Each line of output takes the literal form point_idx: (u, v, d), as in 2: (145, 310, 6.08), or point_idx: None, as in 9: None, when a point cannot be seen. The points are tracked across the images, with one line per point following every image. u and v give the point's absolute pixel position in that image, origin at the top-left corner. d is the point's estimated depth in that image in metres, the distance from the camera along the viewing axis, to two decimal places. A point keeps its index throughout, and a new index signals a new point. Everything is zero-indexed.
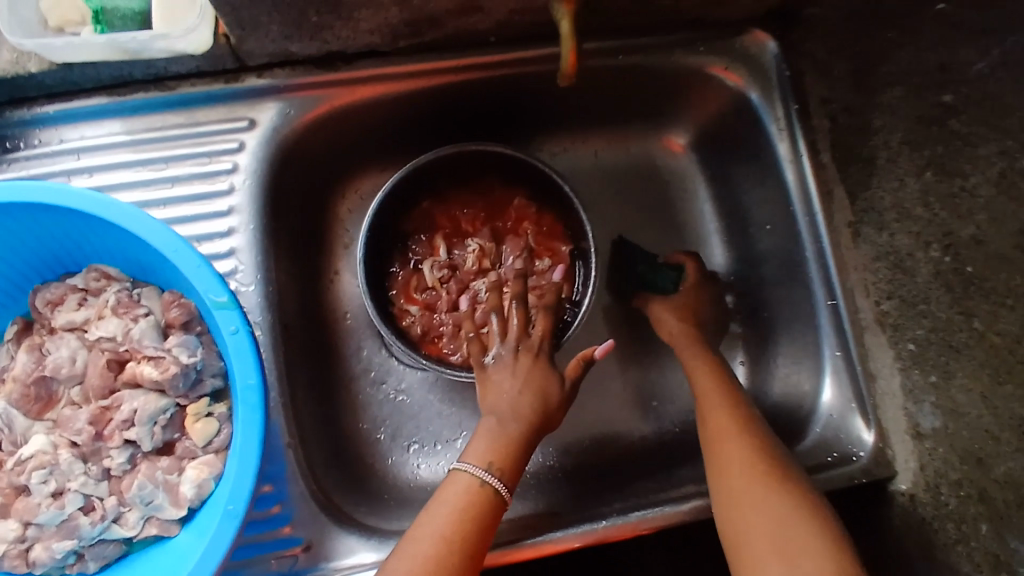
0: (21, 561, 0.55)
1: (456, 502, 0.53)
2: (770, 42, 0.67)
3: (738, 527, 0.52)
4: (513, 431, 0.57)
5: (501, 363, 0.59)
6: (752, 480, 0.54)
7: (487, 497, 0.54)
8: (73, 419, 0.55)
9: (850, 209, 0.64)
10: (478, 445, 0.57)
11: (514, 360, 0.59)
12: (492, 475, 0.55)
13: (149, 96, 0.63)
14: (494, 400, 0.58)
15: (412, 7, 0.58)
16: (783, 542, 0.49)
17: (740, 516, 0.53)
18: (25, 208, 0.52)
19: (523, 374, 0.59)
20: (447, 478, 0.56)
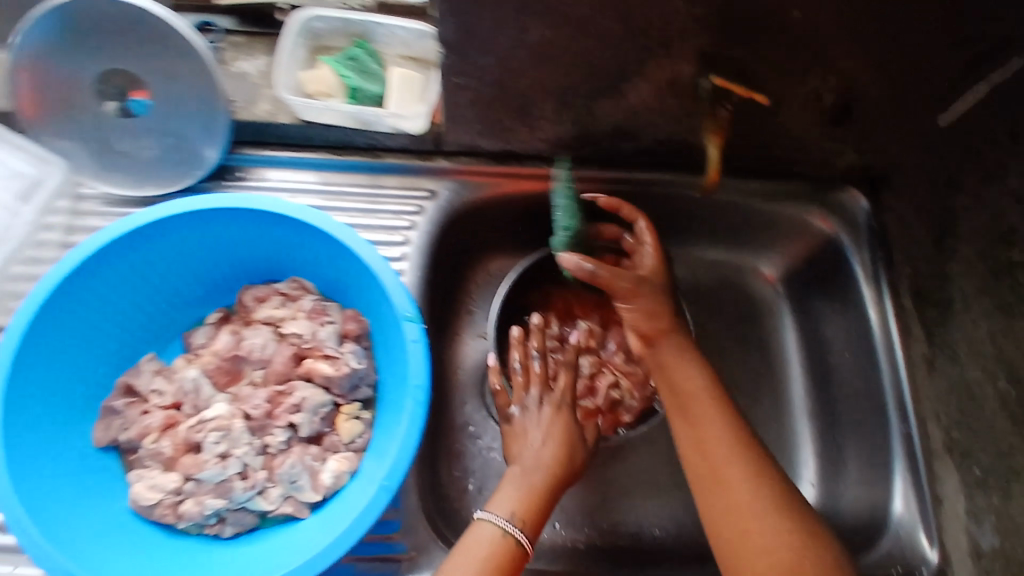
0: (171, 512, 0.63)
1: (481, 551, 0.60)
2: (861, 199, 0.81)
3: (740, 494, 0.59)
4: (538, 477, 0.67)
5: (527, 415, 0.72)
6: (742, 455, 0.61)
7: (507, 552, 0.61)
8: (252, 397, 0.65)
9: (926, 345, 0.75)
10: (510, 493, 0.65)
11: (542, 413, 0.72)
12: (514, 524, 0.62)
13: (359, 159, 0.79)
14: (522, 446, 0.70)
15: (583, 125, 0.74)
16: (786, 517, 0.57)
17: (745, 486, 0.59)
18: (267, 218, 0.66)
19: (547, 423, 0.71)
20: (471, 527, 0.63)
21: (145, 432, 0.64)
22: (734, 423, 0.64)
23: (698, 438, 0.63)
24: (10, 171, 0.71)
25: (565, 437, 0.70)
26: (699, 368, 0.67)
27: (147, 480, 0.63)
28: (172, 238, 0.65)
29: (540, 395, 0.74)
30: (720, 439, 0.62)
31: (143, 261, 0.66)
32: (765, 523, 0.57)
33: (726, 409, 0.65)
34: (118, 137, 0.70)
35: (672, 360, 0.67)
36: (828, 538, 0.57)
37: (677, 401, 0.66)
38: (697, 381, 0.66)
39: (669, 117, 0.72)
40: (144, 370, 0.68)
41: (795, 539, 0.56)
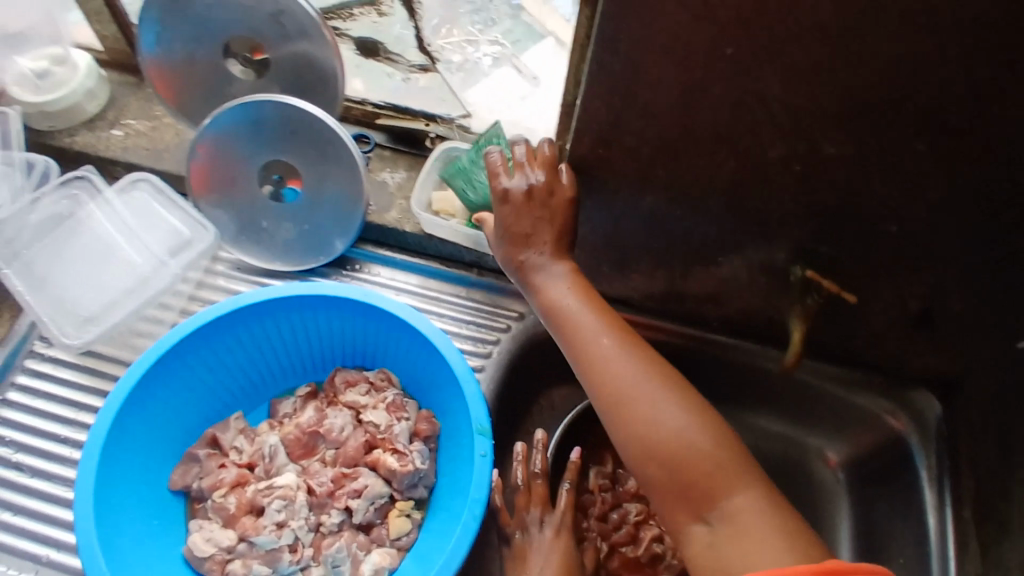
0: (217, 568, 0.66)
1: None
2: (936, 403, 0.82)
3: (630, 387, 0.60)
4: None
5: (528, 537, 0.75)
6: (631, 349, 0.63)
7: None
8: (319, 473, 0.69)
9: (980, 560, 0.71)
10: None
11: (546, 539, 0.74)
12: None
13: (463, 274, 0.86)
14: (524, 573, 0.72)
15: (673, 283, 0.79)
16: (678, 396, 0.60)
17: (634, 380, 0.61)
18: (373, 312, 0.72)
19: (547, 550, 0.73)
20: None
21: (217, 484, 0.69)
22: (614, 325, 0.65)
23: (591, 350, 0.63)
24: (170, 229, 0.81)
25: (564, 566, 0.72)
26: (569, 278, 0.67)
27: (206, 532, 0.67)
28: (288, 313, 0.73)
29: (542, 517, 0.76)
30: (591, 332, 0.64)
31: (257, 329, 0.73)
32: (662, 410, 0.59)
33: (601, 316, 0.65)
34: (265, 215, 0.81)
35: (542, 279, 0.67)
36: (712, 418, 0.59)
37: (550, 318, 0.67)
38: (565, 291, 0.66)
39: (756, 292, 0.77)
40: (231, 426, 0.73)
41: (683, 417, 0.58)
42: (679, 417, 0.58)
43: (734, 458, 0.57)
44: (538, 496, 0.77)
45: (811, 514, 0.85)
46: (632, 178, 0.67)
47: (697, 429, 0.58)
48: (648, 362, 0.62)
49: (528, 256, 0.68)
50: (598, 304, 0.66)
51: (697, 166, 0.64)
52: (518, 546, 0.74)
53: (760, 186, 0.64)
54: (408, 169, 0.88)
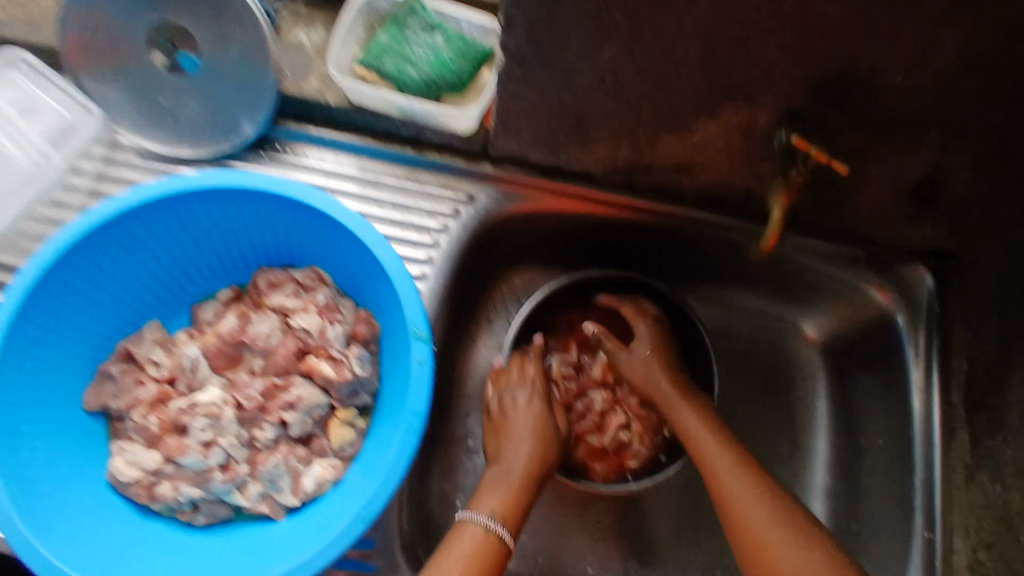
0: (145, 492, 0.62)
1: (467, 551, 0.61)
2: (928, 277, 0.75)
3: (764, 529, 0.59)
4: (514, 482, 0.67)
5: (515, 406, 0.72)
6: (764, 489, 0.62)
7: (493, 549, 0.62)
8: (248, 386, 0.63)
9: (969, 451, 0.70)
10: (491, 496, 0.66)
11: (525, 409, 0.72)
12: (496, 521, 0.63)
13: (402, 151, 0.74)
14: (507, 443, 0.70)
15: (641, 154, 0.69)
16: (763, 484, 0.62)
17: (768, 522, 0.59)
18: (292, 204, 0.62)
19: (531, 419, 0.72)
20: (456, 528, 0.63)
21: (134, 403, 0.63)
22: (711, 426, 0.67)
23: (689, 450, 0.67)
24: (53, 116, 0.72)
25: (543, 437, 0.71)
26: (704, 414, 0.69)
27: (128, 455, 0.62)
28: (194, 210, 0.63)
29: (515, 386, 0.74)
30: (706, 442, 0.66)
31: (161, 230, 0.63)
32: (786, 546, 0.58)
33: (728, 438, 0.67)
34: (163, 91, 0.68)
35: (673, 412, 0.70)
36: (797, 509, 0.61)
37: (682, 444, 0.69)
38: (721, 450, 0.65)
39: (735, 160, 0.67)
40: (146, 339, 0.66)
41: (771, 505, 0.60)
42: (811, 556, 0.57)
43: (814, 547, 0.57)
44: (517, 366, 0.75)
45: (787, 394, 0.83)
46: (587, 31, 0.55)
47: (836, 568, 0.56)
48: (776, 499, 0.61)
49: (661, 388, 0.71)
50: (727, 436, 0.67)
51: (669, 16, 0.52)
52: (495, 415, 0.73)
53: (742, 34, 0.52)
54: (326, 27, 0.74)
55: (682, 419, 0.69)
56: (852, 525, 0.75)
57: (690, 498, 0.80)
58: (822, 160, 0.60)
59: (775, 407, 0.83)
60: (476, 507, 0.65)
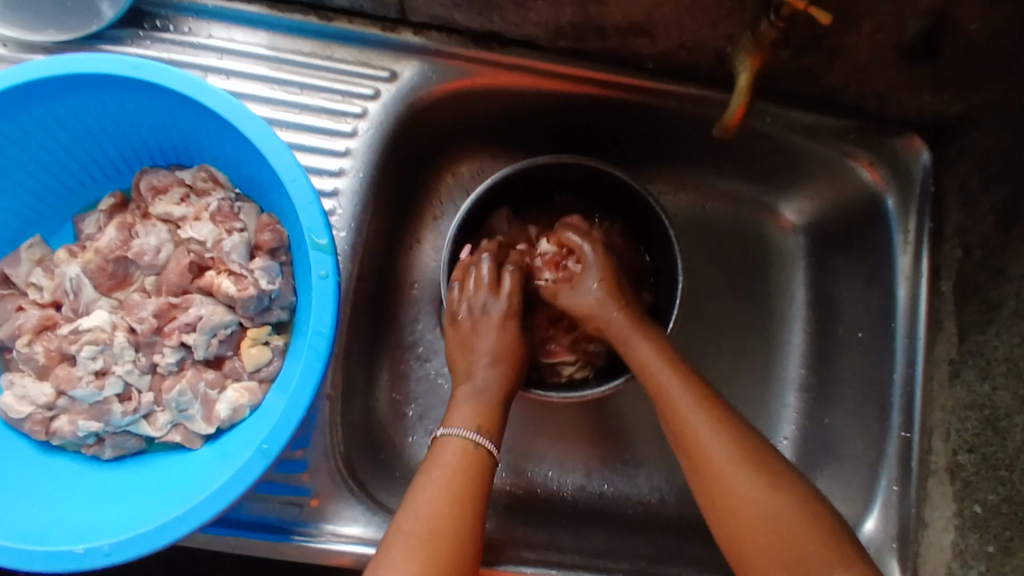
0: (42, 428, 0.55)
1: (454, 465, 0.54)
2: (923, 151, 0.65)
3: (723, 472, 0.50)
4: (491, 396, 0.59)
5: (479, 319, 0.62)
6: (727, 427, 0.52)
7: (478, 462, 0.55)
8: (140, 307, 0.55)
9: (956, 345, 0.61)
10: (465, 409, 0.58)
11: (492, 321, 0.62)
12: (482, 436, 0.56)
13: (305, 20, 0.62)
14: (470, 360, 0.61)
15: (587, 12, 0.57)
16: (723, 421, 0.52)
17: (727, 463, 0.50)
18: (160, 92, 0.52)
19: (499, 331, 0.62)
20: (435, 444, 0.57)
21: (17, 332, 0.55)
22: (663, 353, 0.56)
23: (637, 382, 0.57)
24: None
25: (515, 349, 0.62)
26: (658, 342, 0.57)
27: (17, 389, 0.54)
28: (47, 104, 0.52)
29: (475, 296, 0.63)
30: (660, 375, 0.55)
31: (13, 131, 0.53)
32: (744, 489, 0.49)
33: (685, 367, 0.55)
34: None
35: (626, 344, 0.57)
36: (762, 451, 0.51)
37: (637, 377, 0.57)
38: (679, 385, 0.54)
39: (699, 13, 0.56)
40: (23, 259, 0.57)
41: (730, 449, 0.50)
42: (770, 502, 0.48)
43: (784, 500, 0.48)
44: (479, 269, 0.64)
45: (763, 284, 0.76)
46: None
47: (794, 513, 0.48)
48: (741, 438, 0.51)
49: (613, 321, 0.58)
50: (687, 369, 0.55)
51: None
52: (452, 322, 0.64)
53: None
54: None
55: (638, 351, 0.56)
56: (825, 421, 0.71)
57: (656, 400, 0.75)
58: (798, 7, 0.46)
59: (749, 300, 0.76)
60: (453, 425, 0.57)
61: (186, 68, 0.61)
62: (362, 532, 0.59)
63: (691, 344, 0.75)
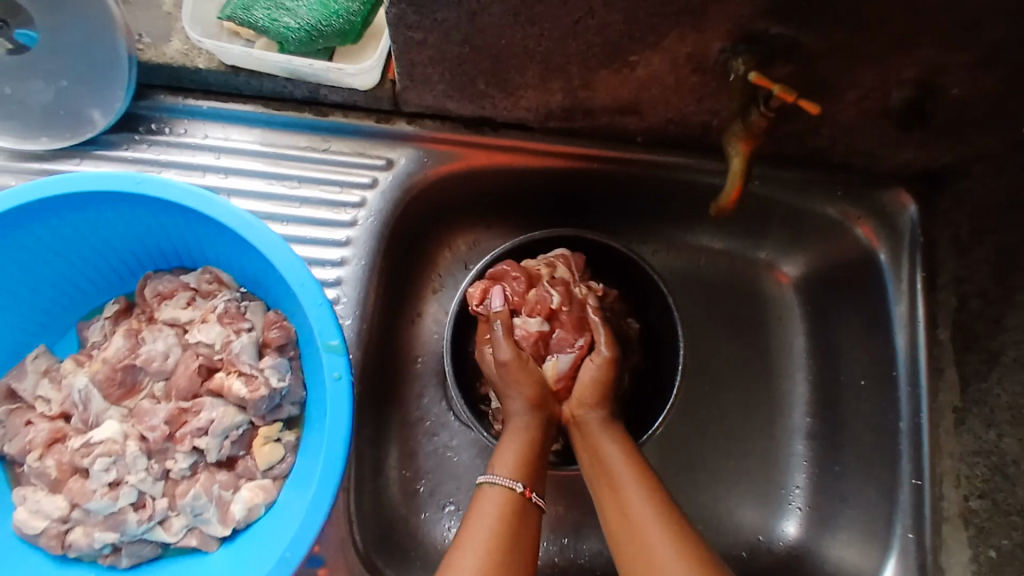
0: (57, 542, 0.54)
1: (491, 517, 0.56)
2: (911, 205, 0.67)
3: None
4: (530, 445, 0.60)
5: (503, 360, 0.62)
6: (683, 546, 0.53)
7: (514, 508, 0.57)
8: (150, 414, 0.55)
9: (958, 392, 0.63)
10: (510, 455, 0.59)
11: (513, 369, 0.62)
12: (509, 479, 0.58)
13: (299, 115, 0.64)
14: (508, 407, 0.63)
15: (577, 97, 0.59)
16: (682, 539, 0.53)
17: None
18: (164, 204, 0.52)
19: (519, 373, 0.62)
20: (477, 492, 0.58)
21: (28, 447, 0.54)
22: (634, 462, 0.59)
23: (596, 487, 0.59)
24: None
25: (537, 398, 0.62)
26: (624, 449, 0.60)
27: (30, 504, 0.54)
28: (49, 223, 0.53)
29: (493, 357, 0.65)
30: (625, 477, 0.58)
31: (14, 248, 0.53)
32: None
33: (647, 477, 0.58)
34: (4, 77, 0.58)
35: (593, 441, 0.61)
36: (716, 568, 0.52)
37: (598, 481, 0.59)
38: (643, 500, 0.56)
39: (685, 93, 0.57)
40: (29, 372, 0.56)
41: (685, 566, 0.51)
42: None
43: None
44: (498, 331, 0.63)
45: (760, 334, 0.78)
46: None
47: None
48: (697, 560, 0.52)
49: (587, 417, 0.63)
50: (649, 480, 0.57)
51: None
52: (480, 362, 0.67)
53: None
54: None
55: (601, 447, 0.60)
56: (833, 469, 0.72)
57: (665, 459, 0.75)
58: (788, 98, 0.47)
59: (749, 351, 0.78)
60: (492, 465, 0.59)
61: (184, 169, 0.62)
62: None
63: (698, 399, 0.76)
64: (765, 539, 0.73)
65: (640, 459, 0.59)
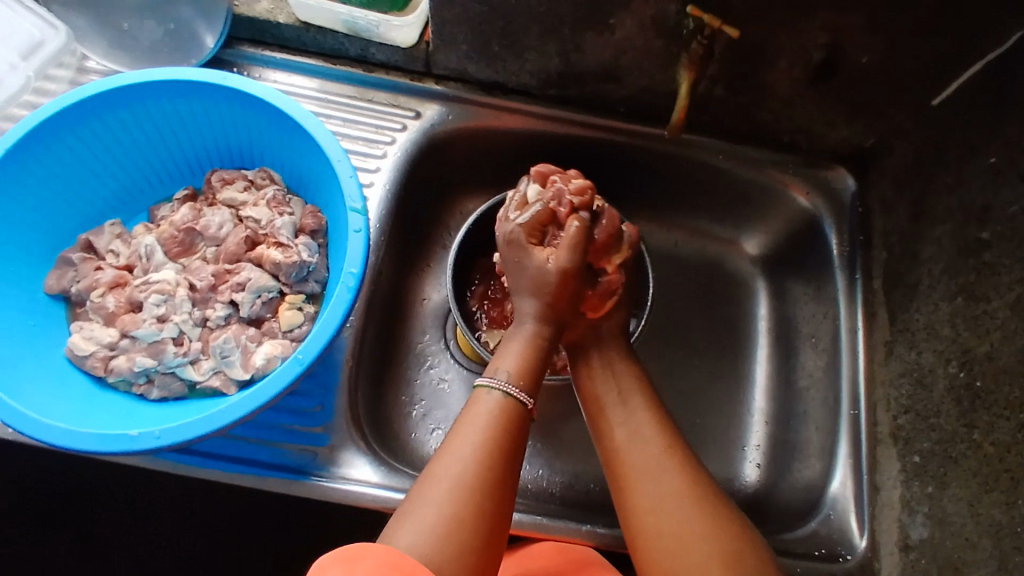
0: (101, 365, 0.63)
1: (482, 422, 0.60)
2: (849, 178, 0.80)
3: (675, 495, 0.59)
4: (535, 352, 0.64)
5: (558, 263, 0.63)
6: (680, 460, 0.61)
7: (509, 416, 0.61)
8: (200, 270, 0.66)
9: (888, 329, 0.72)
10: (511, 356, 0.64)
11: (561, 280, 0.63)
12: (503, 380, 0.62)
13: (351, 71, 0.80)
14: (522, 307, 0.65)
15: (569, 62, 0.74)
16: (681, 455, 0.62)
17: (680, 489, 0.59)
18: (239, 98, 0.67)
19: (563, 282, 0.63)
20: (474, 397, 0.62)
21: (94, 285, 0.66)
22: (648, 398, 0.66)
23: (605, 405, 0.66)
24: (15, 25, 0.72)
25: (558, 315, 0.65)
26: (634, 376, 0.68)
27: (86, 331, 0.64)
28: (147, 107, 0.67)
29: (542, 254, 0.64)
30: (636, 399, 0.66)
31: (114, 124, 0.67)
32: (690, 512, 0.58)
33: (653, 403, 0.66)
34: (123, 15, 0.75)
35: (603, 365, 0.68)
36: (708, 481, 0.61)
37: (608, 399, 0.66)
38: (648, 420, 0.64)
39: (654, 59, 0.71)
40: (106, 232, 0.69)
41: (684, 496, 0.59)
42: (713, 524, 0.57)
43: (725, 521, 0.58)
44: (573, 235, 0.62)
45: (730, 306, 0.87)
46: None
47: (732, 535, 0.57)
48: (693, 472, 0.61)
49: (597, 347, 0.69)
50: (654, 404, 0.66)
51: None
52: (516, 244, 0.64)
53: None
54: None
55: (619, 372, 0.68)
56: (788, 421, 0.80)
57: None
58: (716, 26, 0.63)
59: (716, 320, 0.87)
60: (496, 369, 0.63)
61: None
62: (376, 478, 0.67)
63: (669, 354, 0.85)
64: (726, 487, 0.78)
65: (653, 395, 0.67)
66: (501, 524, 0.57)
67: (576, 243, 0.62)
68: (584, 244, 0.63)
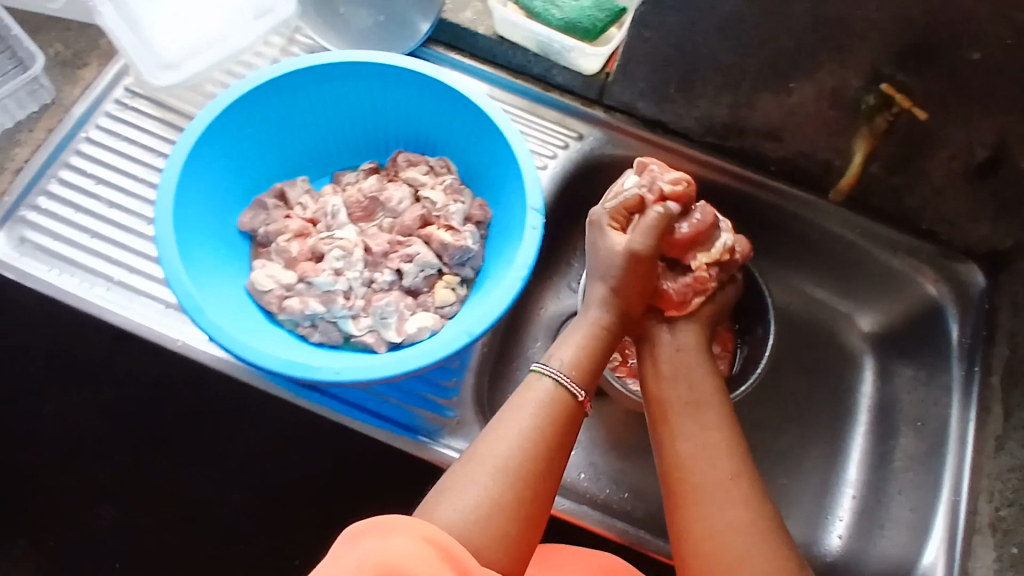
0: (275, 302, 0.69)
1: (533, 410, 0.63)
2: (979, 275, 0.83)
3: (734, 523, 0.61)
4: (599, 340, 0.69)
5: (631, 242, 0.68)
6: (745, 486, 0.63)
7: (562, 406, 0.64)
8: (376, 236, 0.73)
9: (1002, 424, 0.74)
10: (574, 343, 0.68)
11: (632, 261, 0.68)
12: (562, 373, 0.65)
13: (528, 86, 0.87)
14: (593, 291, 0.70)
15: (737, 115, 0.79)
16: (745, 481, 0.63)
17: (742, 518, 0.61)
18: (443, 91, 0.74)
19: (636, 264, 0.68)
20: (526, 384, 0.65)
21: (282, 231, 0.72)
22: (721, 414, 0.67)
23: (673, 419, 0.67)
24: None
25: (625, 300, 0.69)
26: (710, 387, 0.69)
27: (268, 269, 0.70)
28: (360, 84, 0.74)
29: (619, 237, 0.69)
30: (707, 415, 0.67)
31: (328, 93, 0.75)
32: (751, 544, 0.60)
33: (723, 419, 0.67)
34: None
35: (677, 373, 0.70)
36: (772, 514, 0.62)
37: (675, 412, 0.68)
38: (718, 438, 0.65)
39: (820, 128, 0.76)
40: (298, 184, 0.76)
41: (747, 527, 0.60)
42: (773, 560, 0.59)
43: (783, 558, 0.59)
44: (650, 219, 0.67)
45: (835, 375, 0.89)
46: None
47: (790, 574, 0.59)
48: (758, 501, 0.62)
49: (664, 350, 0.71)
50: (723, 422, 0.66)
51: None
52: (597, 225, 0.70)
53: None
54: None
55: (695, 382, 0.69)
56: (878, 496, 0.81)
57: None
58: (905, 106, 0.69)
59: (819, 386, 0.88)
60: (551, 358, 0.67)
61: None
62: None
63: (768, 410, 0.87)
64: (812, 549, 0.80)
65: (727, 412, 0.67)
66: (541, 510, 0.59)
67: (651, 225, 0.68)
68: (660, 228, 0.68)
